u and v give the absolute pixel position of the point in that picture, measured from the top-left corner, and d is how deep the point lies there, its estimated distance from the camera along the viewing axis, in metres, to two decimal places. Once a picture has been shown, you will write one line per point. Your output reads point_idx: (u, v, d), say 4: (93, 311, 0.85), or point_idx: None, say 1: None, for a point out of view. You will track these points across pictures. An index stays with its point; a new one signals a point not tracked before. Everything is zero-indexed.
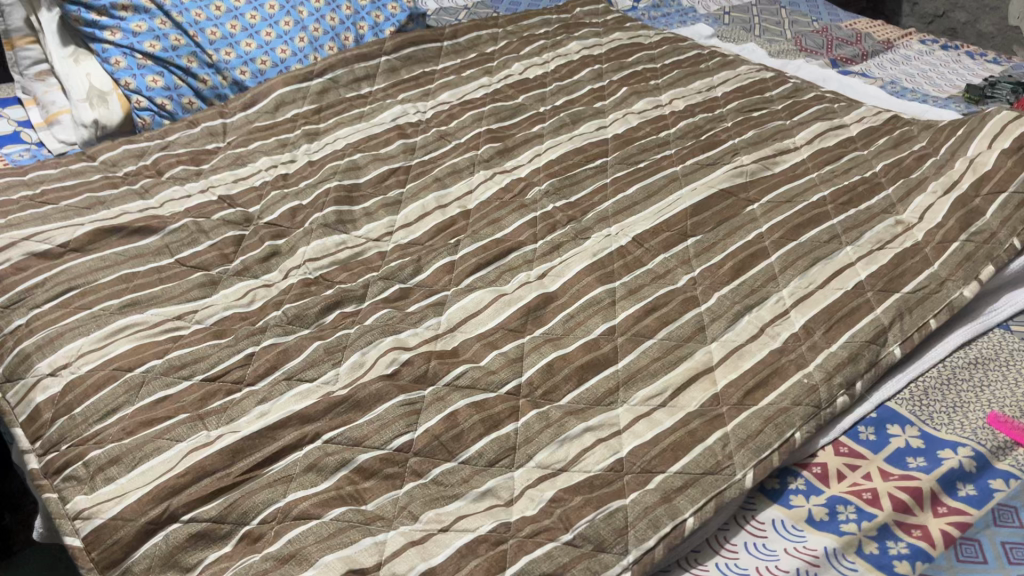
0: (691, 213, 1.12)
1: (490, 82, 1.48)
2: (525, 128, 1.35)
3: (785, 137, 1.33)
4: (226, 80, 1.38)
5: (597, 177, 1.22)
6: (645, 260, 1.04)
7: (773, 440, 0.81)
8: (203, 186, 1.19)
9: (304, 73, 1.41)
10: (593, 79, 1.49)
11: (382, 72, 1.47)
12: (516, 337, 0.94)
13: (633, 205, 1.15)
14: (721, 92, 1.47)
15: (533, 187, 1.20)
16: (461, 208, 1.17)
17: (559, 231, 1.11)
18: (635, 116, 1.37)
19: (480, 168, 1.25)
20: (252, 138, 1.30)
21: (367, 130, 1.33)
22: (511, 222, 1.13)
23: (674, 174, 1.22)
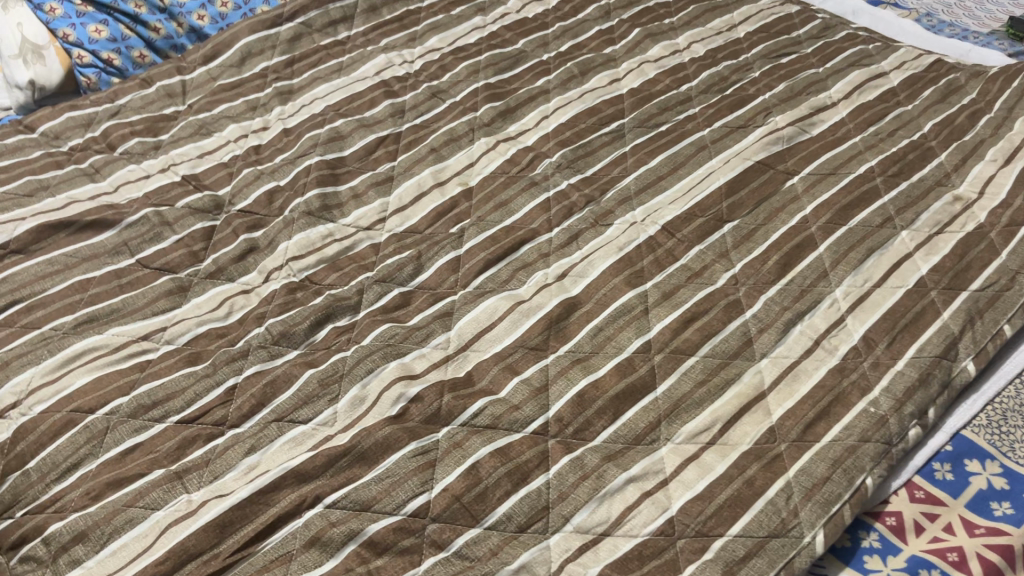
0: (725, 192, 0.99)
1: (484, 23, 1.30)
2: (528, 82, 1.19)
3: (819, 89, 1.19)
4: (182, 27, 1.20)
5: (615, 146, 1.08)
6: (678, 254, 0.92)
7: (843, 491, 0.71)
8: (164, 163, 1.03)
9: (272, 17, 1.23)
10: (600, 19, 1.32)
11: (361, 12, 1.29)
12: (539, 357, 0.82)
13: (658, 180, 1.02)
14: (742, 33, 1.31)
15: (543, 159, 1.06)
16: (462, 186, 1.03)
17: (577, 215, 0.98)
18: (651, 66, 1.22)
19: (481, 135, 1.10)
20: (216, 99, 1.13)
21: (348, 85, 1.16)
22: (521, 204, 1.00)
23: (701, 141, 1.08)
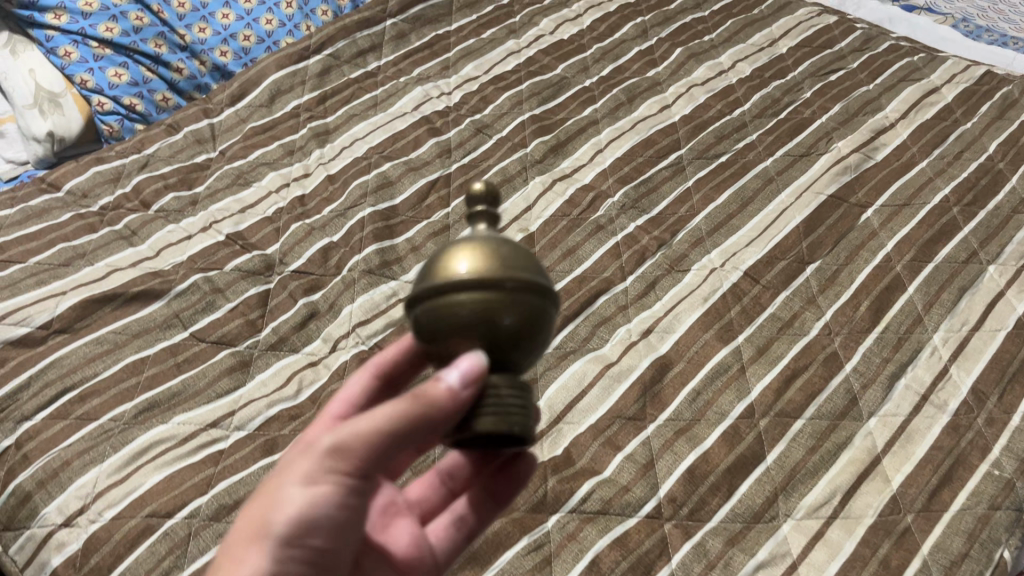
0: (803, 231, 0.95)
1: (518, 46, 1.24)
2: (574, 112, 1.14)
3: (875, 108, 1.15)
4: (204, 66, 1.12)
5: (677, 181, 1.03)
6: (765, 303, 0.87)
7: (983, 568, 0.67)
8: (204, 220, 0.97)
9: (299, 51, 1.16)
10: (638, 38, 1.26)
11: (389, 40, 1.23)
12: (639, 428, 0.77)
13: (729, 219, 0.97)
14: (785, 49, 1.27)
15: (604, 199, 1.01)
16: (523, 231, 0.98)
17: (650, 260, 0.93)
18: (699, 90, 1.17)
19: (535, 173, 1.05)
20: (250, 144, 1.06)
21: (387, 123, 1.10)
22: (589, 251, 0.95)
23: (766, 174, 1.03)
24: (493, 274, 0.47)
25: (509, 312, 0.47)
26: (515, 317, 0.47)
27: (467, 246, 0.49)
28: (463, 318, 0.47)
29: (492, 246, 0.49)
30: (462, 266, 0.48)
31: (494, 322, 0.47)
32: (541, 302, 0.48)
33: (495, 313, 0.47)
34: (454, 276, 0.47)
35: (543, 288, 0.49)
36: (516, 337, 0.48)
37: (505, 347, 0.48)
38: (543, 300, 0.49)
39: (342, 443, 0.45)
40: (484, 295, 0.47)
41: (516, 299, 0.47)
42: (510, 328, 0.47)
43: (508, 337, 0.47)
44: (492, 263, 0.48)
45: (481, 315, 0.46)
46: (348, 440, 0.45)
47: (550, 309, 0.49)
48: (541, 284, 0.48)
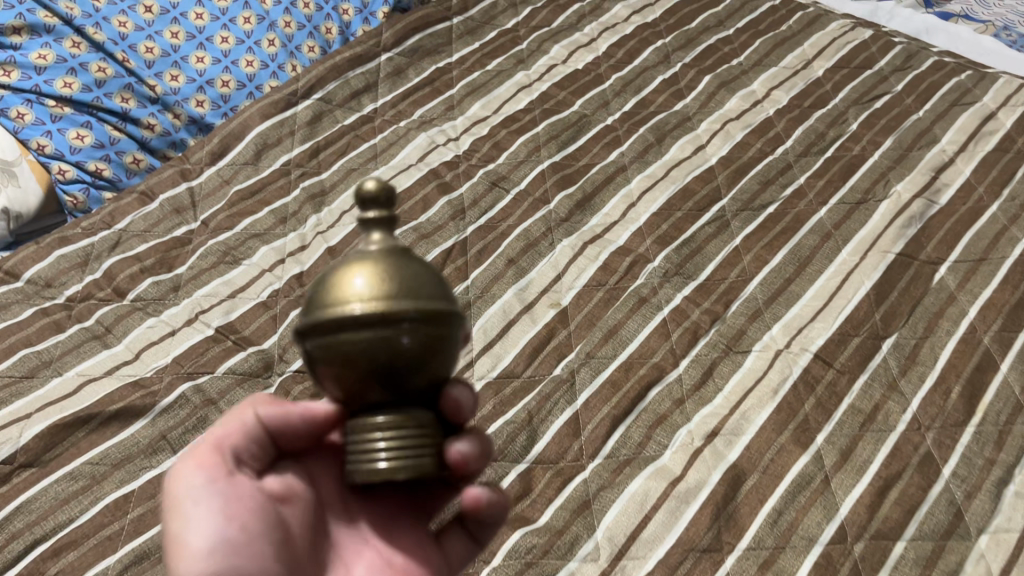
0: (874, 297, 0.83)
1: (528, 79, 1.12)
2: (598, 156, 1.02)
3: (930, 141, 1.04)
4: (179, 118, 0.99)
5: (722, 239, 0.92)
6: (841, 393, 0.77)
7: None
8: (189, 309, 0.84)
9: (286, 96, 1.03)
10: (660, 65, 1.14)
11: (385, 78, 1.10)
12: (716, 562, 0.66)
13: (787, 286, 0.86)
14: (821, 72, 1.15)
15: (644, 264, 0.89)
16: (555, 307, 0.86)
17: (703, 340, 0.82)
18: (734, 125, 1.05)
19: (562, 234, 0.93)
20: (236, 212, 0.93)
21: (390, 180, 0.98)
22: (634, 330, 0.83)
23: (822, 227, 0.92)
24: (386, 296, 0.42)
25: (406, 333, 0.42)
26: (411, 343, 0.43)
27: (362, 263, 0.44)
28: (361, 352, 0.42)
29: (391, 263, 0.44)
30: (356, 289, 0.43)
31: (389, 350, 0.42)
32: (443, 320, 0.43)
33: (389, 343, 0.42)
34: (346, 302, 0.42)
35: (445, 307, 0.44)
36: (416, 362, 0.43)
37: (407, 374, 0.44)
38: (444, 318, 0.43)
39: (208, 457, 0.49)
40: (379, 324, 0.42)
41: (411, 324, 0.42)
42: (409, 348, 0.42)
43: (406, 361, 0.43)
44: (390, 284, 0.43)
45: (380, 344, 0.42)
46: (221, 453, 0.49)
47: (451, 328, 0.45)
48: (442, 305, 0.43)
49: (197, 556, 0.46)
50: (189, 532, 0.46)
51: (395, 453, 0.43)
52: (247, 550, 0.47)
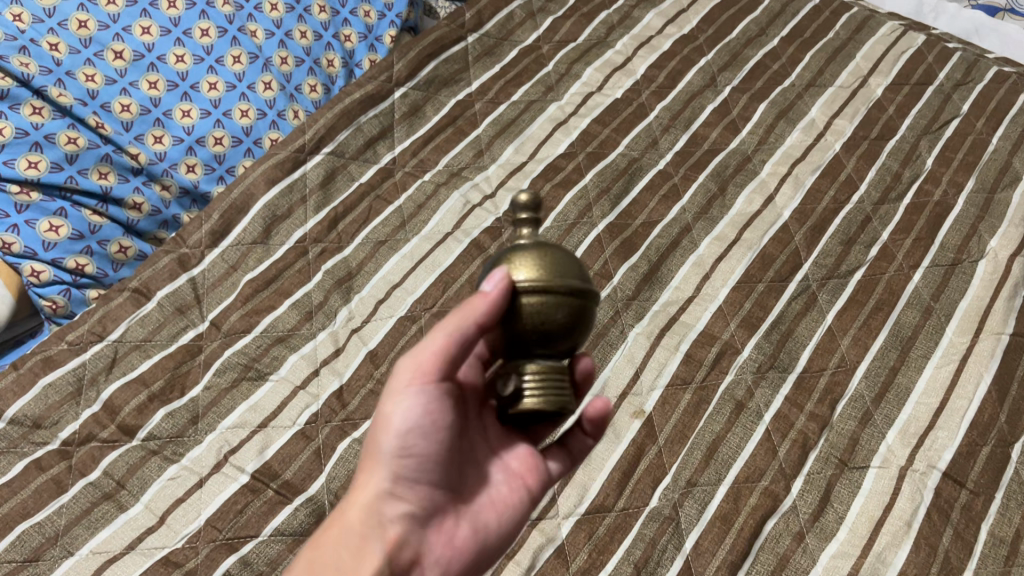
0: (996, 394, 0.75)
1: (562, 113, 0.98)
2: (657, 212, 0.89)
3: (1013, 179, 0.94)
4: (169, 190, 0.83)
5: (813, 317, 0.81)
6: (977, 518, 0.68)
7: None
8: (215, 449, 0.70)
9: (293, 154, 0.87)
10: (707, 90, 1.01)
11: (401, 118, 0.95)
12: None
13: (894, 377, 0.77)
14: (880, 91, 1.04)
15: (731, 355, 0.79)
16: (638, 415, 0.75)
17: (813, 456, 0.73)
18: (802, 167, 0.94)
19: (632, 318, 0.81)
20: (252, 309, 0.79)
21: (426, 255, 0.84)
22: (734, 445, 0.73)
23: (920, 299, 0.82)
24: (548, 282, 0.47)
25: (558, 303, 0.47)
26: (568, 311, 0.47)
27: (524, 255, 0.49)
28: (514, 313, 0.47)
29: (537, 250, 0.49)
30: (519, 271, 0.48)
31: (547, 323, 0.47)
32: (588, 296, 0.49)
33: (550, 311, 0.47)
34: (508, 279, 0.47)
35: (586, 287, 0.48)
36: (570, 326, 0.48)
37: (559, 332, 0.48)
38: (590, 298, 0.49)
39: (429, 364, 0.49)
40: (538, 301, 0.47)
41: (567, 298, 0.47)
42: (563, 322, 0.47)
43: (563, 323, 0.47)
44: (546, 271, 0.47)
45: (531, 311, 0.47)
46: (436, 360, 0.49)
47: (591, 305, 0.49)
48: (592, 287, 0.49)
49: (394, 436, 0.50)
50: (394, 413, 0.49)
51: (539, 392, 0.47)
52: (431, 442, 0.51)
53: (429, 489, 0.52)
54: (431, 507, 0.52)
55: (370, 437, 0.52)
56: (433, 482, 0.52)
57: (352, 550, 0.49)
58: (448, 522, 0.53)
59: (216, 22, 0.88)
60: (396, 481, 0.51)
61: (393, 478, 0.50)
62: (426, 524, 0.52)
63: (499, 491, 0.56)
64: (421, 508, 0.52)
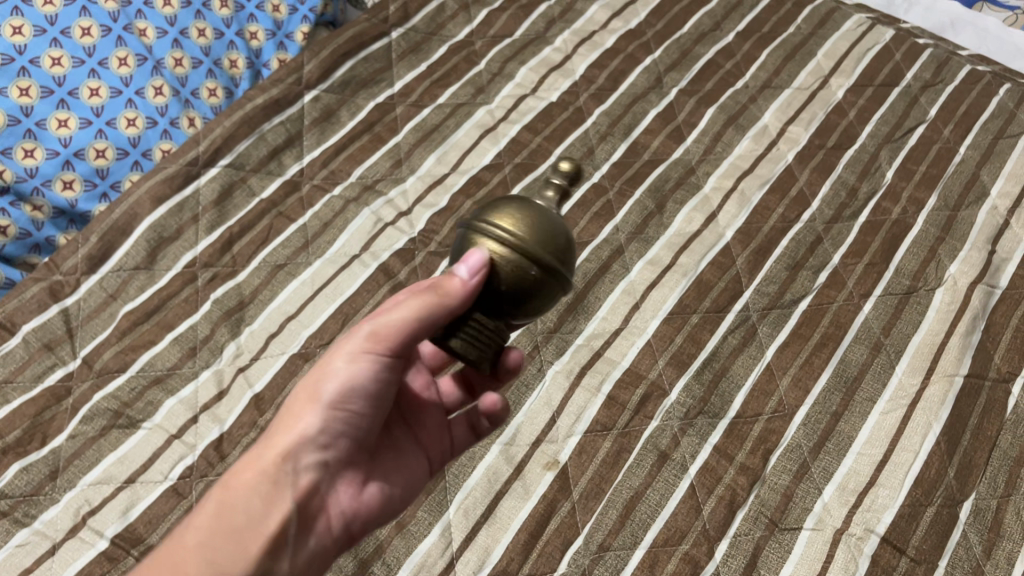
0: (945, 445, 0.68)
1: (491, 118, 0.90)
2: (587, 231, 0.82)
3: (980, 193, 0.85)
4: (41, 211, 0.75)
5: (750, 354, 0.74)
6: None
7: None
8: (72, 511, 0.63)
9: (185, 168, 0.80)
10: (651, 93, 0.93)
11: (311, 125, 0.87)
12: None
13: (835, 424, 0.70)
14: (842, 93, 0.95)
15: (657, 398, 0.71)
16: (552, 465, 0.68)
17: (742, 514, 0.65)
18: (749, 181, 0.86)
19: (552, 353, 0.74)
20: (128, 345, 0.71)
21: (328, 281, 0.77)
22: (654, 503, 0.66)
23: (869, 333, 0.75)
24: (526, 249, 0.44)
25: (527, 276, 0.44)
26: (537, 279, 0.44)
27: (527, 209, 0.46)
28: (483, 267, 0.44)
29: (541, 213, 0.46)
30: (513, 224, 0.45)
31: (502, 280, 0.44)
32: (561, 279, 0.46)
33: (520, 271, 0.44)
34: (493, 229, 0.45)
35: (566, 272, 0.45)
36: (532, 298, 0.45)
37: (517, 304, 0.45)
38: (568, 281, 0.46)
39: (382, 334, 0.48)
40: (513, 255, 0.44)
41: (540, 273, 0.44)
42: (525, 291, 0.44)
43: (528, 291, 0.44)
44: (532, 235, 0.44)
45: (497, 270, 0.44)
46: (393, 333, 0.47)
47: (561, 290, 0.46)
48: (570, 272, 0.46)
49: (331, 392, 0.48)
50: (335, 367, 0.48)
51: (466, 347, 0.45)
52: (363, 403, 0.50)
53: (351, 441, 0.52)
54: (347, 459, 0.52)
55: (305, 382, 0.50)
56: (356, 438, 0.52)
57: (265, 494, 0.46)
58: (359, 477, 0.53)
59: (98, 20, 0.78)
60: (323, 432, 0.49)
61: (323, 428, 0.49)
62: (339, 477, 0.52)
63: (405, 454, 0.58)
64: (337, 462, 0.51)
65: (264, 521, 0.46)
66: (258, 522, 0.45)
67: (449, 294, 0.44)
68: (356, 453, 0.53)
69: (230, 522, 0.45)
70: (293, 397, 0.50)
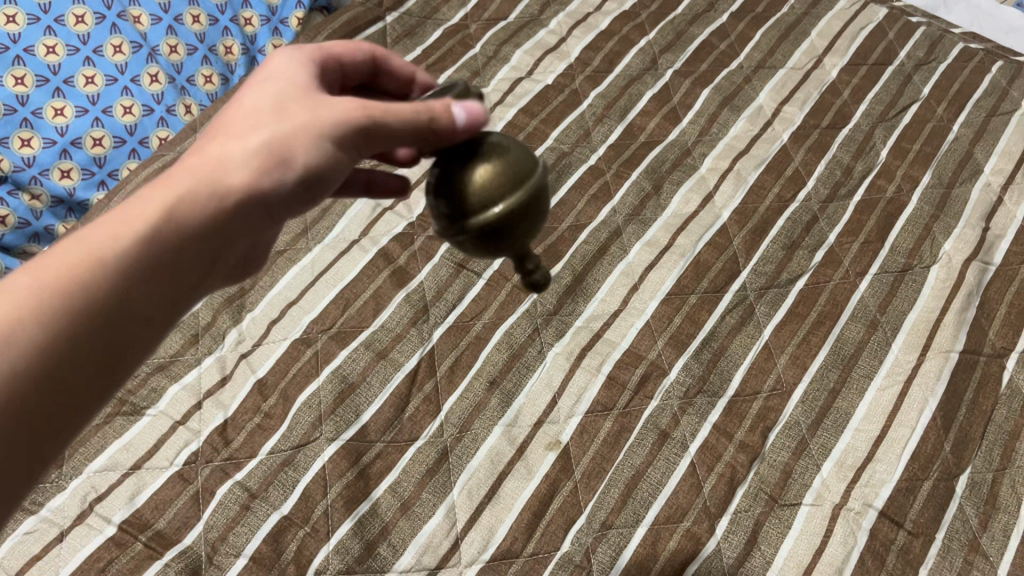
0: (941, 420, 0.69)
1: (488, 101, 0.90)
2: (584, 213, 0.82)
3: (973, 171, 0.86)
4: (40, 200, 0.75)
5: (748, 333, 0.75)
6: (915, 562, 0.63)
7: None
8: (79, 497, 0.63)
9: (183, 155, 0.80)
10: (646, 74, 0.94)
11: None
12: None
13: (832, 400, 0.71)
14: (836, 72, 0.95)
15: (657, 377, 0.72)
16: (553, 445, 0.69)
17: (743, 491, 0.66)
18: (745, 162, 0.86)
19: (552, 335, 0.75)
20: None
21: (328, 267, 0.77)
22: (655, 480, 0.67)
23: (865, 311, 0.76)
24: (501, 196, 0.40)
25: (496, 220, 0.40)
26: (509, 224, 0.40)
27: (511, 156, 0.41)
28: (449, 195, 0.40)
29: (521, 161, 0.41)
30: (506, 169, 0.40)
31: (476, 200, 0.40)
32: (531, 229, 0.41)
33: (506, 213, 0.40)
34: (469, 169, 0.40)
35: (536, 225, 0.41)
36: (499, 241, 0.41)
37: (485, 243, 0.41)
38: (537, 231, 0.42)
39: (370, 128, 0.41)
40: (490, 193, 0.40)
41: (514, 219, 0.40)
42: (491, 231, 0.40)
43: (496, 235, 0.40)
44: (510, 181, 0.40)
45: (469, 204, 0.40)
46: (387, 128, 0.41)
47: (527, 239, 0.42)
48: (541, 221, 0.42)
49: (306, 151, 0.41)
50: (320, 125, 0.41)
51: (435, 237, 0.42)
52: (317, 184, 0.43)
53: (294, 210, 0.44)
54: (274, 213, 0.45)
55: (290, 106, 0.41)
56: (291, 212, 0.45)
57: (205, 235, 0.39)
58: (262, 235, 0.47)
59: (92, 8, 0.78)
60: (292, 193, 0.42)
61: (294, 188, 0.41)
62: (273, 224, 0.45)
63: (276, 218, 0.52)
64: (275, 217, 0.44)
65: (178, 257, 0.39)
66: (175, 255, 0.39)
67: (440, 123, 0.41)
68: (299, 214, 0.45)
69: (154, 243, 0.38)
70: (269, 113, 0.41)
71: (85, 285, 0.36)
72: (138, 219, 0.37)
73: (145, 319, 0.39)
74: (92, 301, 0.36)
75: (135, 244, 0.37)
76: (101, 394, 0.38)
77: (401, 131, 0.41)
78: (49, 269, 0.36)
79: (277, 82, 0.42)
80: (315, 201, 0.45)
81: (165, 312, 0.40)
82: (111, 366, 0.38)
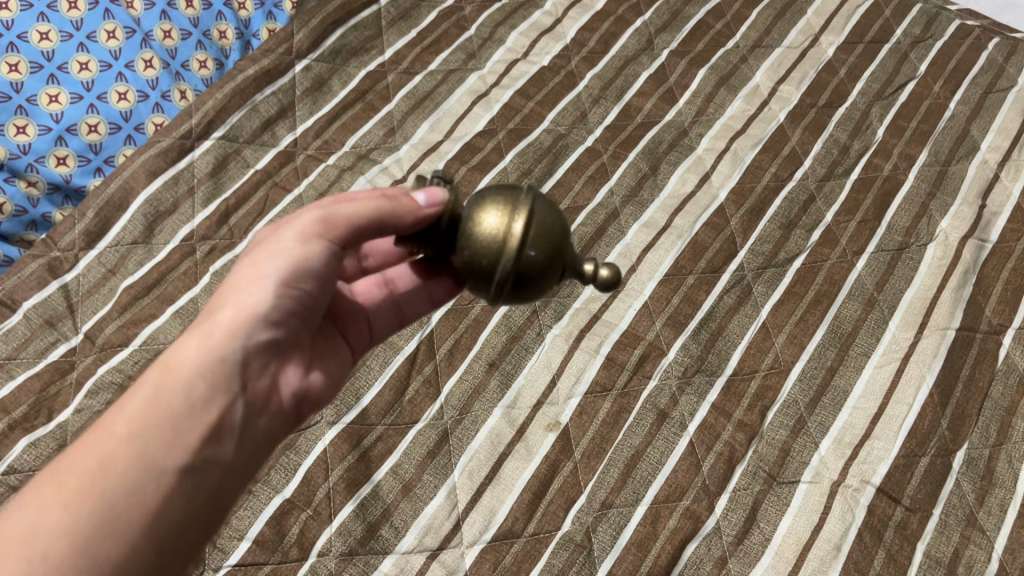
0: (938, 396, 0.69)
1: (483, 84, 0.90)
2: (582, 195, 0.82)
3: (970, 148, 0.86)
4: (36, 187, 0.75)
5: (746, 312, 0.75)
6: (913, 538, 0.63)
7: None
8: None
9: (179, 140, 0.80)
10: (642, 55, 0.93)
11: (303, 95, 0.86)
12: None
13: (830, 379, 0.71)
14: (833, 50, 0.95)
15: (656, 358, 0.72)
16: (553, 426, 0.69)
17: (741, 469, 0.67)
18: (742, 142, 0.86)
19: (551, 318, 0.75)
20: (130, 319, 0.72)
21: None
22: (655, 459, 0.67)
23: (862, 290, 0.76)
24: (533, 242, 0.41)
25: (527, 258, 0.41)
26: (544, 265, 0.42)
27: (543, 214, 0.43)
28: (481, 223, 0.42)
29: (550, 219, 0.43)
30: (540, 220, 0.42)
31: (515, 251, 0.41)
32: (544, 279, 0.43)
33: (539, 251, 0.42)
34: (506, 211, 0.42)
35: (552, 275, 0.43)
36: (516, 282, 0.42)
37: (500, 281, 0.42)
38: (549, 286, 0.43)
39: (321, 224, 0.45)
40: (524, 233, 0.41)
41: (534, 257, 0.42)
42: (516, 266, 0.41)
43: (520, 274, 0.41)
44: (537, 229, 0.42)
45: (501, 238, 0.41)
46: (337, 227, 0.45)
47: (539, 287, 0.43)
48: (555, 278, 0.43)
49: (266, 281, 0.43)
50: (268, 259, 0.44)
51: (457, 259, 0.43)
52: (301, 300, 0.45)
53: (296, 324, 0.46)
54: (294, 347, 0.48)
55: (240, 270, 0.44)
56: (298, 333, 0.47)
57: (210, 381, 0.40)
58: (307, 374, 0.49)
59: None
60: (274, 309, 0.44)
61: (273, 303, 0.43)
62: (285, 359, 0.47)
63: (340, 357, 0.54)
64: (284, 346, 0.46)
65: (201, 414, 0.40)
66: (201, 407, 0.40)
67: (405, 208, 0.44)
68: (305, 330, 0.48)
69: (166, 409, 0.39)
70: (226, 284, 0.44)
71: (115, 488, 0.36)
72: (109, 428, 0.38)
73: (193, 482, 0.39)
74: (132, 497, 0.36)
75: (132, 424, 0.38)
76: (174, 568, 0.38)
77: (362, 218, 0.44)
78: (82, 464, 0.36)
79: (241, 263, 0.45)
80: (310, 318, 0.48)
81: (220, 487, 0.41)
82: (180, 549, 0.38)
